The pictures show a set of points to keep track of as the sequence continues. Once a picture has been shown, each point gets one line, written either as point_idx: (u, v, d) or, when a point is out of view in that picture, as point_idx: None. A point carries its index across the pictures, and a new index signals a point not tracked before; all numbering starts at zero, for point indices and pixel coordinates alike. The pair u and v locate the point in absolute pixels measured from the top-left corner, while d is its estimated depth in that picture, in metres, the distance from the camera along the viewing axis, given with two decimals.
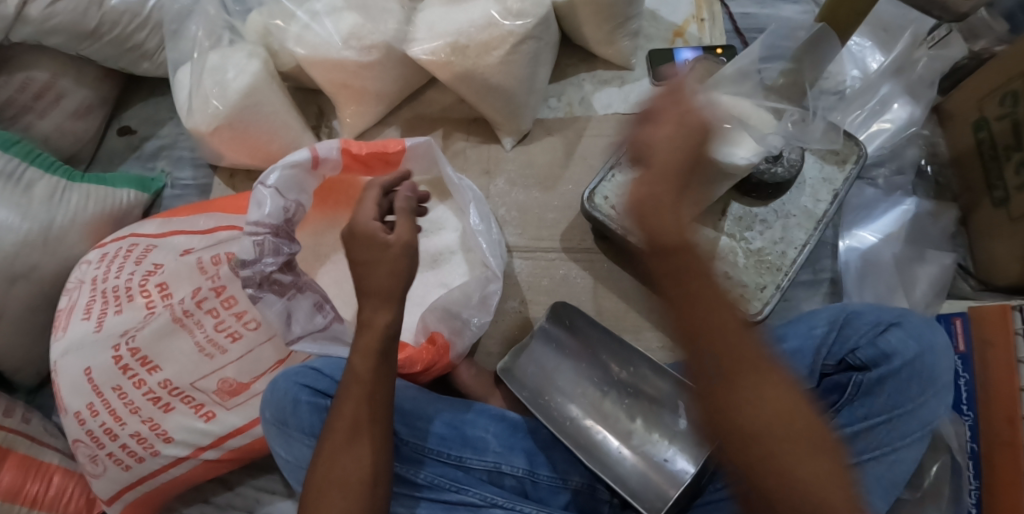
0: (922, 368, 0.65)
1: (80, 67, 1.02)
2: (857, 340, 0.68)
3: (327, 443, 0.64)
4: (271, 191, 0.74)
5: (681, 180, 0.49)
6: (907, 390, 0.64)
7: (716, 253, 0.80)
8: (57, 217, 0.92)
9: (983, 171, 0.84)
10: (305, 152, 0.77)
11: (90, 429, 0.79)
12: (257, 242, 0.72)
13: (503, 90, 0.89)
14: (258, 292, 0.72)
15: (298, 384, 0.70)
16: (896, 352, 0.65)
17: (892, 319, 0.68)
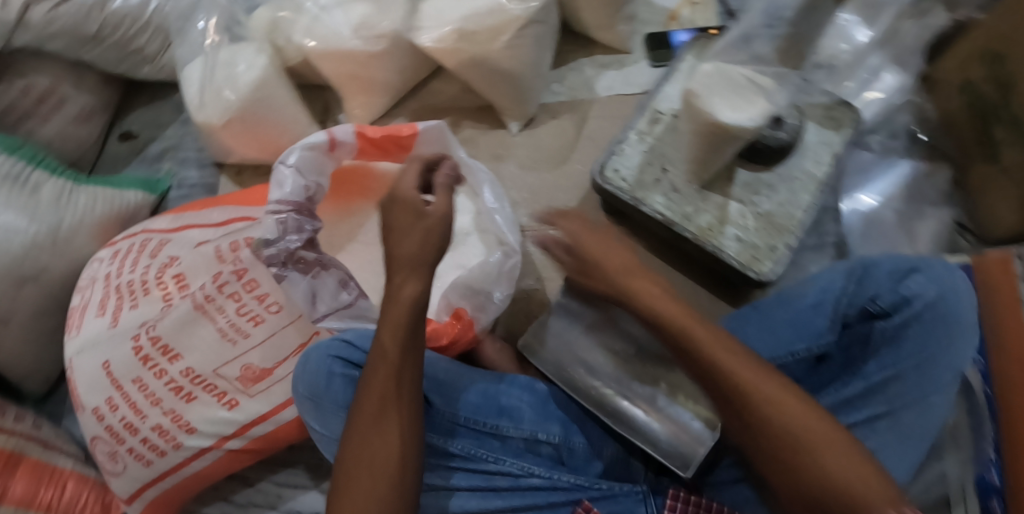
0: (944, 311, 0.64)
1: (81, 73, 1.01)
2: (877, 288, 0.67)
3: (354, 426, 0.63)
4: (291, 170, 0.76)
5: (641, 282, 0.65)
6: (935, 333, 0.63)
7: (727, 217, 0.82)
8: (65, 218, 0.91)
9: (974, 131, 0.88)
10: (322, 134, 0.79)
11: (110, 424, 0.79)
12: (280, 220, 0.74)
13: (511, 75, 0.91)
14: (283, 270, 0.73)
15: (332, 357, 0.71)
16: (916, 296, 0.65)
17: (910, 265, 0.67)
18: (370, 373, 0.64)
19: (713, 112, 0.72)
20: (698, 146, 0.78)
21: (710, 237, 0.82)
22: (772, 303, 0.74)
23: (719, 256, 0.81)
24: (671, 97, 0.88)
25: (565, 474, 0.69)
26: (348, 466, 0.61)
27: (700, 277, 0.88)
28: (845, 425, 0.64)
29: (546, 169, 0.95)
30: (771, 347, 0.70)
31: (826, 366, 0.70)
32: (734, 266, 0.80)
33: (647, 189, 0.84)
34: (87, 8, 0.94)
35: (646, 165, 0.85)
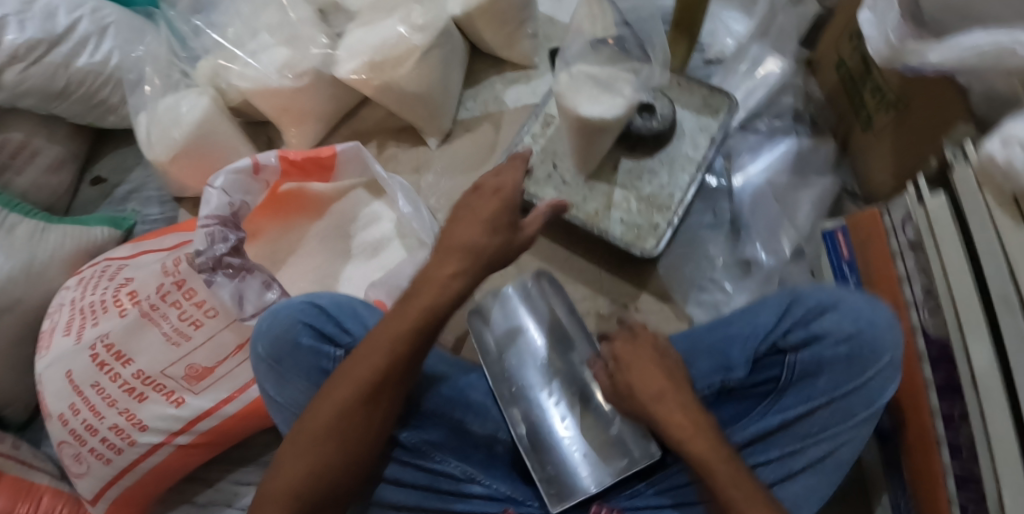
0: (861, 346, 0.75)
1: (52, 126, 1.16)
2: (792, 323, 0.80)
3: (327, 401, 0.68)
4: (217, 191, 0.86)
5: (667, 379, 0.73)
6: (848, 367, 0.76)
7: (612, 203, 0.90)
8: (38, 253, 1.03)
9: (849, 101, 0.95)
10: (246, 159, 0.89)
11: (73, 427, 0.88)
12: (208, 233, 0.84)
13: (421, 96, 1.02)
14: (210, 276, 0.83)
15: (302, 323, 0.82)
16: (827, 334, 0.77)
17: (831, 304, 0.78)
18: (359, 364, 0.68)
19: (577, 110, 0.81)
20: (575, 141, 0.87)
21: (596, 221, 0.90)
22: (707, 327, 0.87)
23: (604, 238, 0.88)
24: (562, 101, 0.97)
25: (504, 485, 0.77)
26: (309, 438, 0.68)
27: (601, 261, 0.97)
28: (761, 456, 0.78)
29: (462, 176, 1.05)
30: (701, 368, 0.82)
31: (735, 394, 0.83)
32: (619, 245, 0.87)
33: (539, 184, 0.93)
34: (54, 67, 1.08)
35: (540, 162, 0.94)
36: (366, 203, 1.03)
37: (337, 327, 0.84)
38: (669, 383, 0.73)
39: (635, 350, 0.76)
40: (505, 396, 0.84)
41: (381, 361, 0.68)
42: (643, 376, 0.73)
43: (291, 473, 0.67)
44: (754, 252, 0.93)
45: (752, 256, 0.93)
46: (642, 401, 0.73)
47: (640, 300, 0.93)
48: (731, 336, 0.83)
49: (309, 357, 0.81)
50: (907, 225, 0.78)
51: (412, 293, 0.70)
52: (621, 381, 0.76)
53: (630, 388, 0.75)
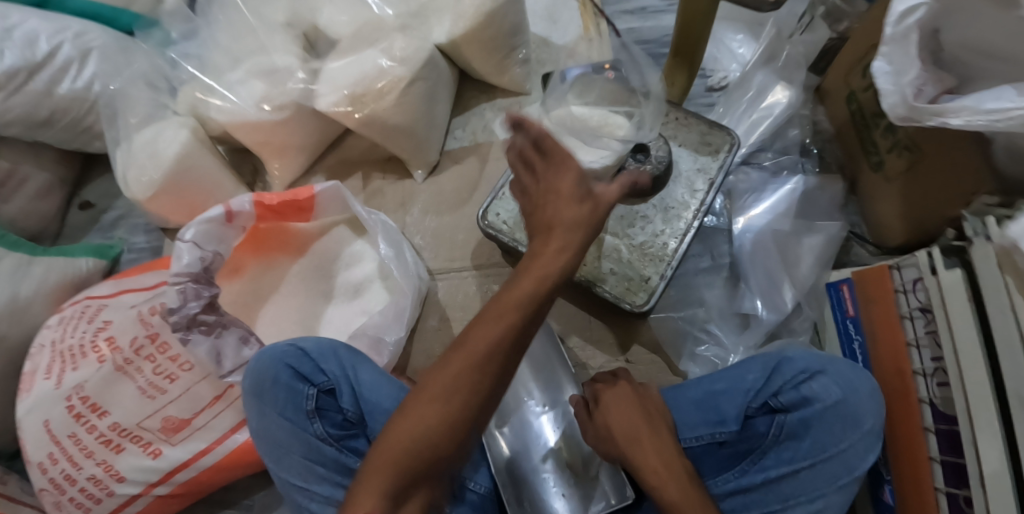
0: (847, 412, 0.68)
1: (38, 152, 1.11)
2: (780, 383, 0.71)
3: (436, 378, 0.57)
4: (188, 245, 0.83)
5: (649, 423, 0.71)
6: (832, 433, 0.68)
7: (602, 251, 0.85)
8: (22, 289, 1.00)
9: (859, 138, 0.88)
10: (218, 208, 0.86)
11: (52, 476, 0.86)
12: (179, 290, 0.81)
13: (404, 129, 0.97)
14: (185, 334, 0.80)
15: (283, 364, 0.74)
16: (818, 398, 0.68)
17: (819, 366, 0.70)
18: (476, 335, 0.57)
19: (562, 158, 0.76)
20: None
21: (585, 272, 0.84)
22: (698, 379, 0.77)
23: (593, 290, 0.84)
24: None
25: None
26: (414, 422, 0.56)
27: (590, 307, 0.92)
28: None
29: (448, 211, 1.01)
30: (685, 425, 0.73)
31: (724, 449, 0.73)
32: (608, 299, 0.82)
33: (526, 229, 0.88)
34: (36, 97, 1.00)
35: None
36: (348, 241, 1.00)
37: (314, 366, 0.74)
38: (645, 422, 0.71)
39: (609, 387, 0.75)
40: (494, 433, 0.82)
41: (502, 336, 0.56)
42: (626, 422, 0.71)
43: (389, 461, 0.55)
44: (750, 306, 0.86)
45: (748, 311, 0.86)
46: (616, 442, 0.70)
47: (631, 352, 0.89)
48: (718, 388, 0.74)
49: (284, 396, 0.72)
50: (919, 289, 0.72)
51: (531, 255, 0.60)
52: (600, 425, 0.73)
53: (607, 427, 0.72)
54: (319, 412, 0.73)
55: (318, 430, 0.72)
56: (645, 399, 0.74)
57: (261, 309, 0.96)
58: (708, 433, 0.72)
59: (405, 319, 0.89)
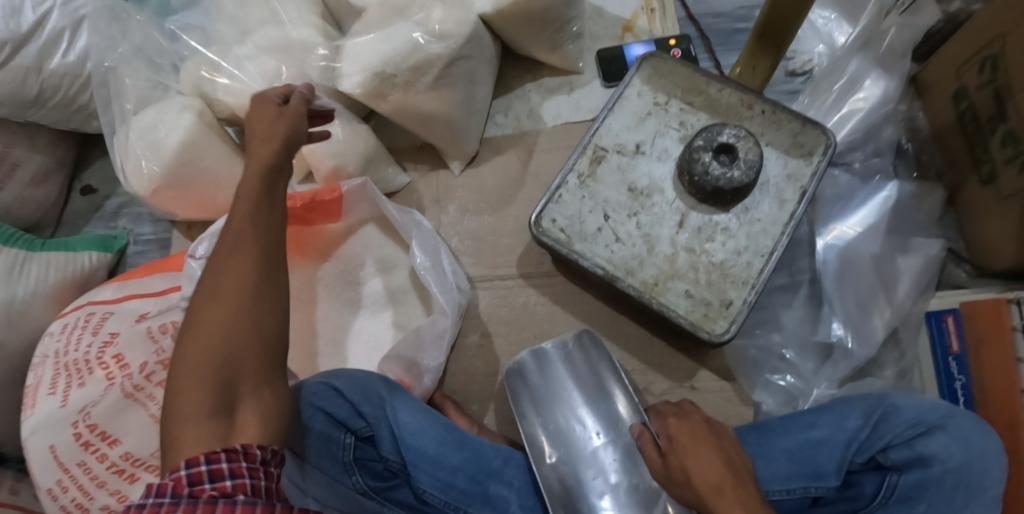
0: (969, 478, 0.59)
1: (32, 133, 1.02)
2: (891, 438, 0.63)
3: (202, 294, 0.54)
4: (200, 262, 0.75)
5: (728, 463, 0.63)
6: (951, 500, 0.59)
7: (675, 270, 0.75)
8: (18, 291, 0.91)
9: (968, 144, 0.80)
10: None
11: (63, 504, 0.79)
12: None
13: (440, 117, 0.85)
14: None
15: (316, 408, 0.65)
16: (937, 458, 0.60)
17: (936, 420, 0.62)
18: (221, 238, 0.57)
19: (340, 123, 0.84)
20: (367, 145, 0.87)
21: (655, 293, 0.74)
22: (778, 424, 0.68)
23: (665, 316, 0.73)
24: (616, 132, 0.80)
25: None
26: (195, 344, 0.52)
27: (653, 327, 0.83)
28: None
29: (489, 210, 0.90)
30: (770, 477, 0.65)
31: (821, 506, 0.65)
32: (683, 327, 0.72)
33: (588, 241, 0.77)
34: (24, 71, 0.89)
35: (587, 213, 0.77)
36: (376, 243, 0.89)
37: (350, 410, 0.66)
38: (731, 474, 0.62)
39: (683, 424, 0.68)
40: (545, 465, 0.74)
41: (244, 218, 0.57)
42: (710, 463, 0.62)
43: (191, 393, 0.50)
44: (838, 336, 0.77)
45: (832, 339, 0.77)
46: (698, 492, 0.61)
47: (697, 378, 0.81)
48: (815, 441, 0.65)
49: (320, 447, 0.64)
50: None
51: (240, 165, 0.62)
52: (675, 466, 0.64)
53: (685, 473, 0.63)
54: (359, 459, 0.67)
55: (358, 482, 0.66)
56: (727, 445, 0.65)
57: None
58: (799, 487, 0.64)
59: (443, 343, 0.79)
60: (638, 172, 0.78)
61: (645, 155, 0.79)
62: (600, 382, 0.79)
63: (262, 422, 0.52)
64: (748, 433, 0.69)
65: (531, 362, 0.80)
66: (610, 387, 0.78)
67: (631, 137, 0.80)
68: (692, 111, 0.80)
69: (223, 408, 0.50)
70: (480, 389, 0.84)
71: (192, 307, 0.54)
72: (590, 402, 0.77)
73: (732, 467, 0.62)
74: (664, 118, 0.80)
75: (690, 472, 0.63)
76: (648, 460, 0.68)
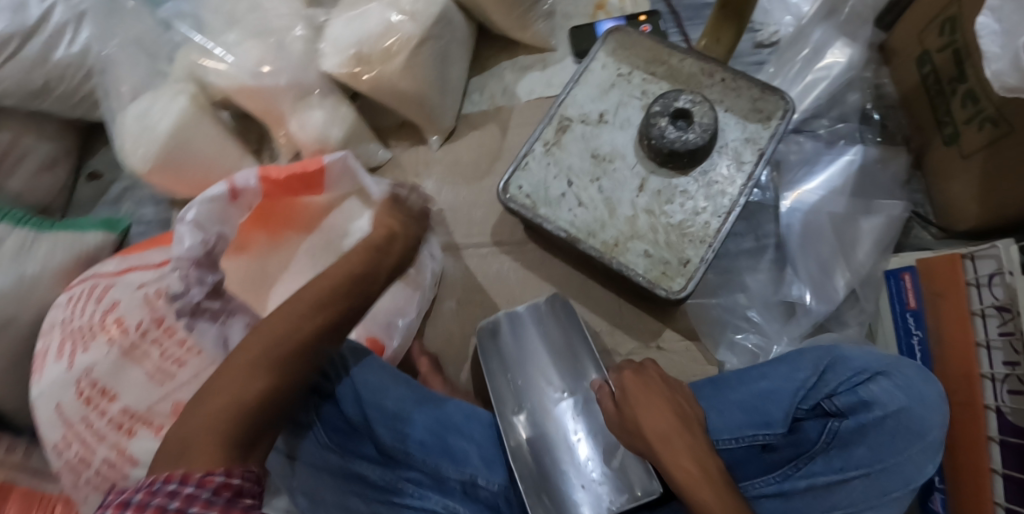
0: (909, 422, 0.61)
1: (41, 123, 1.09)
2: (835, 386, 0.64)
3: (265, 328, 0.58)
4: (189, 226, 0.82)
5: (678, 411, 0.64)
6: (891, 444, 0.61)
7: (635, 231, 0.77)
8: (28, 268, 0.98)
9: (932, 107, 0.80)
10: (221, 185, 0.84)
11: (67, 459, 0.84)
12: (183, 274, 0.83)
13: (414, 96, 0.88)
14: (191, 321, 0.86)
15: None
16: (878, 404, 0.62)
17: (880, 367, 0.63)
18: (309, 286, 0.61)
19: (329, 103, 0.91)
20: (354, 124, 0.93)
21: (616, 254, 0.77)
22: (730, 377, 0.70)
23: (625, 275, 0.76)
24: (581, 102, 0.83)
25: None
26: (242, 380, 0.55)
27: (620, 291, 0.86)
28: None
29: (465, 182, 0.94)
30: (722, 427, 0.66)
31: (768, 454, 0.66)
32: (642, 285, 0.75)
33: (552, 205, 0.80)
34: (30, 63, 0.95)
35: (552, 179, 0.80)
36: (358, 215, 0.96)
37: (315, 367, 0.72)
38: (681, 424, 0.64)
39: (637, 377, 0.68)
40: (510, 419, 0.77)
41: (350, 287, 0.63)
42: (660, 415, 0.64)
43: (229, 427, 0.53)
44: (798, 294, 0.79)
45: (792, 297, 0.79)
46: (646, 439, 0.63)
47: (663, 338, 0.83)
48: (766, 392, 0.66)
49: None
50: (996, 284, 0.65)
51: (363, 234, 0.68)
52: (624, 417, 0.66)
53: (636, 423, 0.65)
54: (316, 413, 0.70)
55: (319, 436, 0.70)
56: (681, 395, 0.66)
57: (270, 290, 0.94)
58: (750, 435, 0.65)
59: (416, 303, 0.85)
60: (601, 140, 0.81)
61: (608, 124, 0.82)
62: (568, 342, 0.82)
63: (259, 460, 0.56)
64: (700, 388, 0.70)
65: (505, 324, 0.82)
66: (582, 349, 0.80)
67: (595, 107, 0.83)
68: (655, 80, 0.82)
69: (244, 446, 0.53)
70: (457, 353, 0.88)
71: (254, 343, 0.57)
72: (551, 359, 0.81)
73: (681, 415, 0.64)
74: (627, 88, 0.83)
75: (641, 422, 0.64)
76: (607, 412, 0.69)
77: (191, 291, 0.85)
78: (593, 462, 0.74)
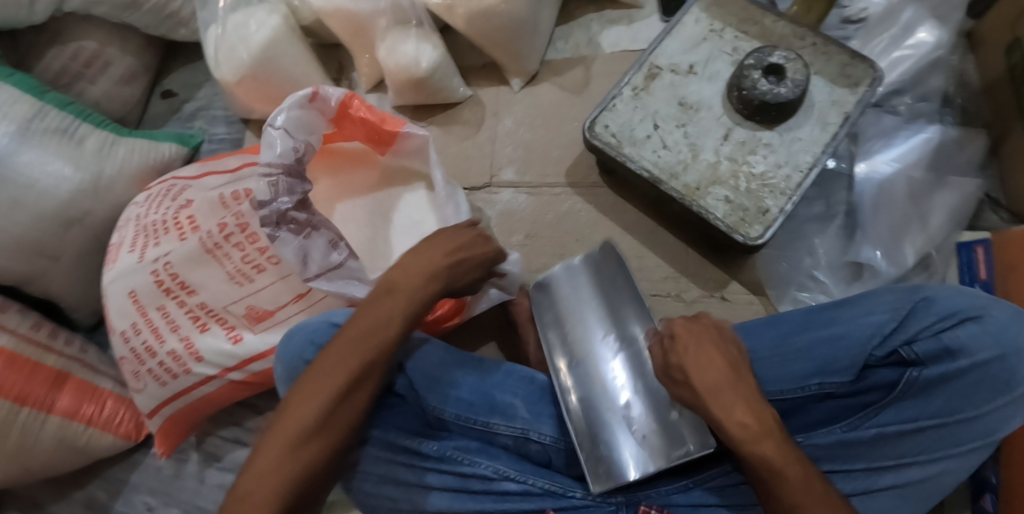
0: (997, 374, 0.61)
1: (125, 36, 1.12)
2: (917, 331, 0.64)
3: (292, 409, 0.61)
4: (279, 132, 0.81)
5: (730, 362, 0.63)
6: (970, 394, 0.61)
7: (717, 177, 0.79)
8: (106, 167, 1.01)
9: (1017, 95, 0.82)
10: (307, 90, 0.84)
11: (134, 347, 0.87)
12: (270, 183, 0.80)
13: (508, 33, 0.91)
14: (275, 230, 0.79)
15: (311, 341, 0.72)
16: (965, 352, 0.62)
17: (971, 313, 0.63)
18: (332, 362, 0.63)
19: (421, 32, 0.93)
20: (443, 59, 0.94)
21: (696, 197, 0.79)
22: (796, 319, 0.70)
23: (704, 217, 0.78)
24: (671, 53, 0.85)
25: (539, 479, 0.68)
26: (275, 466, 0.59)
27: (689, 238, 0.88)
28: (835, 469, 0.64)
29: (544, 125, 0.96)
30: (790, 375, 0.67)
31: (830, 401, 0.68)
32: (720, 229, 0.77)
33: (636, 146, 0.82)
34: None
35: (638, 121, 0.83)
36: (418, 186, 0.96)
37: None
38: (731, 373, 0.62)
39: (689, 326, 0.66)
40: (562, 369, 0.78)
41: (366, 357, 0.63)
42: (714, 367, 0.62)
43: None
44: (867, 257, 0.81)
45: (862, 259, 0.81)
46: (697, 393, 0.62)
47: (728, 289, 0.85)
48: (836, 338, 0.67)
49: None
50: None
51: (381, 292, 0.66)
52: (672, 365, 0.64)
53: (683, 372, 0.64)
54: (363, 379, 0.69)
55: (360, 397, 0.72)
56: (728, 341, 0.65)
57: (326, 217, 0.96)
58: (817, 384, 0.66)
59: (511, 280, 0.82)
60: (689, 89, 0.83)
61: (697, 76, 0.84)
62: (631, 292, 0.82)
63: None
64: (758, 329, 0.71)
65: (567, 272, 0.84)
66: (640, 309, 0.79)
67: (685, 59, 0.85)
68: (746, 38, 0.84)
69: None
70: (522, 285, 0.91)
71: (275, 428, 0.61)
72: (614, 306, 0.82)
73: (734, 366, 0.63)
74: (719, 43, 0.85)
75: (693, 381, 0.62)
76: (653, 355, 0.69)
77: (278, 199, 0.80)
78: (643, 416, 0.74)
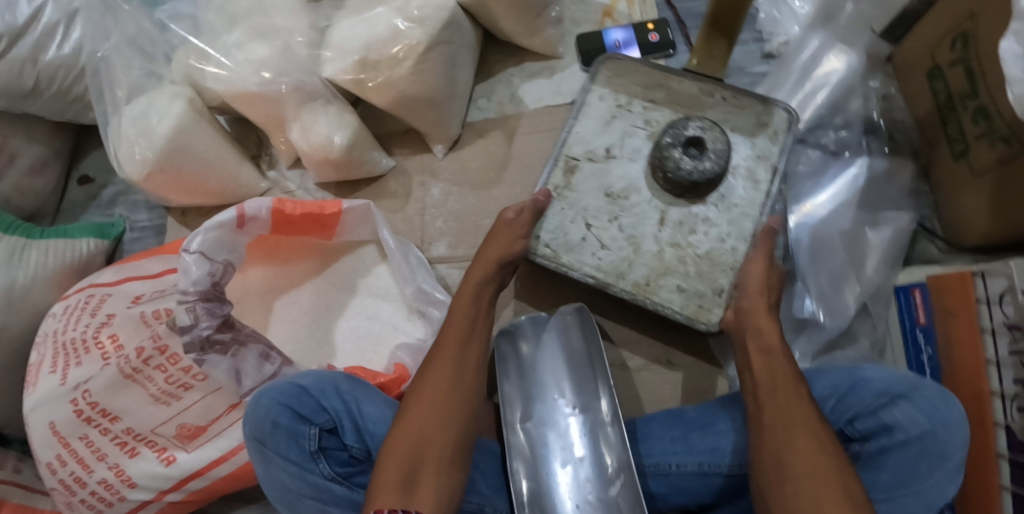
0: (932, 447, 0.60)
1: (30, 124, 1.04)
2: (858, 409, 0.64)
3: (424, 383, 0.65)
4: (195, 256, 0.80)
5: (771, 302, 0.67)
6: (914, 467, 0.60)
7: (664, 266, 0.77)
8: (18, 276, 0.91)
9: (942, 122, 0.80)
10: (231, 212, 0.82)
11: (62, 478, 0.81)
12: (189, 309, 0.78)
13: (424, 100, 0.86)
14: (201, 356, 0.79)
15: (281, 404, 0.70)
16: (900, 427, 0.61)
17: (901, 390, 0.63)
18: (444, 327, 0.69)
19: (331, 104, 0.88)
20: (358, 132, 0.90)
21: (648, 294, 0.77)
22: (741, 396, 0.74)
23: (661, 314, 0.76)
24: (585, 139, 0.82)
25: None
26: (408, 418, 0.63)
27: (644, 325, 0.87)
28: None
29: (472, 191, 0.93)
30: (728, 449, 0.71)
31: None
32: (680, 323, 0.75)
33: (574, 253, 0.79)
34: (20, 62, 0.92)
35: (570, 223, 0.79)
36: (371, 264, 0.93)
37: (315, 405, 0.71)
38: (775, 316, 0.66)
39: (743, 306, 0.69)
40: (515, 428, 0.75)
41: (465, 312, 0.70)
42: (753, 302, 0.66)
43: (396, 454, 0.61)
44: (810, 311, 0.80)
45: (805, 314, 0.80)
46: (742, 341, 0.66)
47: (672, 353, 0.85)
48: None
49: (287, 440, 0.69)
50: (1006, 303, 0.66)
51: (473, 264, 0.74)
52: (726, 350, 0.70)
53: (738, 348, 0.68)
54: (324, 451, 0.70)
55: (323, 469, 0.69)
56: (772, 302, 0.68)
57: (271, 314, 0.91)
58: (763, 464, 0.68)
59: None
60: (613, 176, 0.80)
61: (617, 159, 0.80)
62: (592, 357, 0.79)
63: (435, 500, 0.60)
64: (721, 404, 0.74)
65: (528, 325, 0.82)
66: (601, 372, 0.77)
67: (600, 143, 0.81)
68: (656, 107, 0.81)
69: (407, 485, 0.59)
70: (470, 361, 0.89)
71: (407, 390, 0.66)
72: (573, 363, 0.80)
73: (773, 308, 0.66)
74: (630, 118, 0.81)
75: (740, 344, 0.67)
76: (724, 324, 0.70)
77: (199, 325, 0.79)
78: (590, 484, 0.72)
